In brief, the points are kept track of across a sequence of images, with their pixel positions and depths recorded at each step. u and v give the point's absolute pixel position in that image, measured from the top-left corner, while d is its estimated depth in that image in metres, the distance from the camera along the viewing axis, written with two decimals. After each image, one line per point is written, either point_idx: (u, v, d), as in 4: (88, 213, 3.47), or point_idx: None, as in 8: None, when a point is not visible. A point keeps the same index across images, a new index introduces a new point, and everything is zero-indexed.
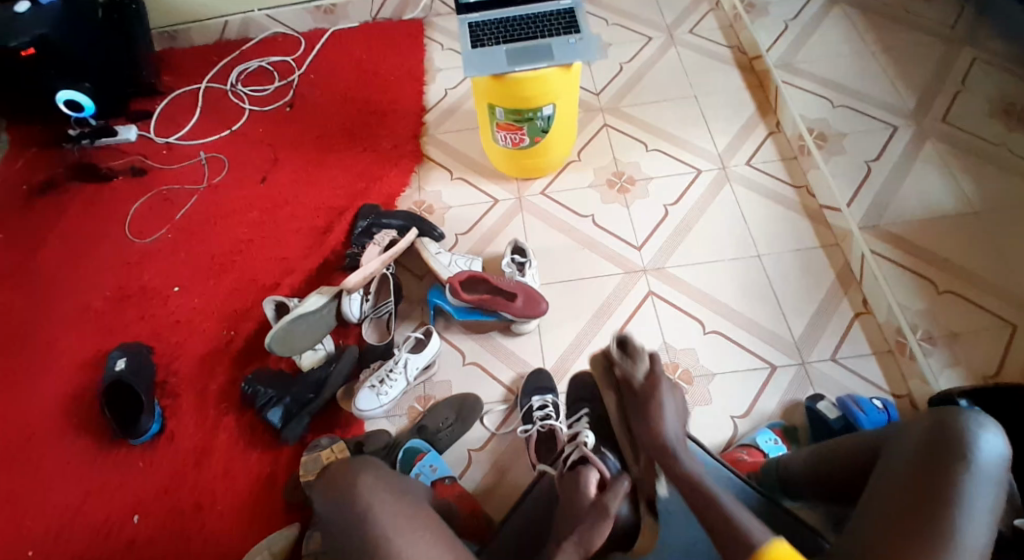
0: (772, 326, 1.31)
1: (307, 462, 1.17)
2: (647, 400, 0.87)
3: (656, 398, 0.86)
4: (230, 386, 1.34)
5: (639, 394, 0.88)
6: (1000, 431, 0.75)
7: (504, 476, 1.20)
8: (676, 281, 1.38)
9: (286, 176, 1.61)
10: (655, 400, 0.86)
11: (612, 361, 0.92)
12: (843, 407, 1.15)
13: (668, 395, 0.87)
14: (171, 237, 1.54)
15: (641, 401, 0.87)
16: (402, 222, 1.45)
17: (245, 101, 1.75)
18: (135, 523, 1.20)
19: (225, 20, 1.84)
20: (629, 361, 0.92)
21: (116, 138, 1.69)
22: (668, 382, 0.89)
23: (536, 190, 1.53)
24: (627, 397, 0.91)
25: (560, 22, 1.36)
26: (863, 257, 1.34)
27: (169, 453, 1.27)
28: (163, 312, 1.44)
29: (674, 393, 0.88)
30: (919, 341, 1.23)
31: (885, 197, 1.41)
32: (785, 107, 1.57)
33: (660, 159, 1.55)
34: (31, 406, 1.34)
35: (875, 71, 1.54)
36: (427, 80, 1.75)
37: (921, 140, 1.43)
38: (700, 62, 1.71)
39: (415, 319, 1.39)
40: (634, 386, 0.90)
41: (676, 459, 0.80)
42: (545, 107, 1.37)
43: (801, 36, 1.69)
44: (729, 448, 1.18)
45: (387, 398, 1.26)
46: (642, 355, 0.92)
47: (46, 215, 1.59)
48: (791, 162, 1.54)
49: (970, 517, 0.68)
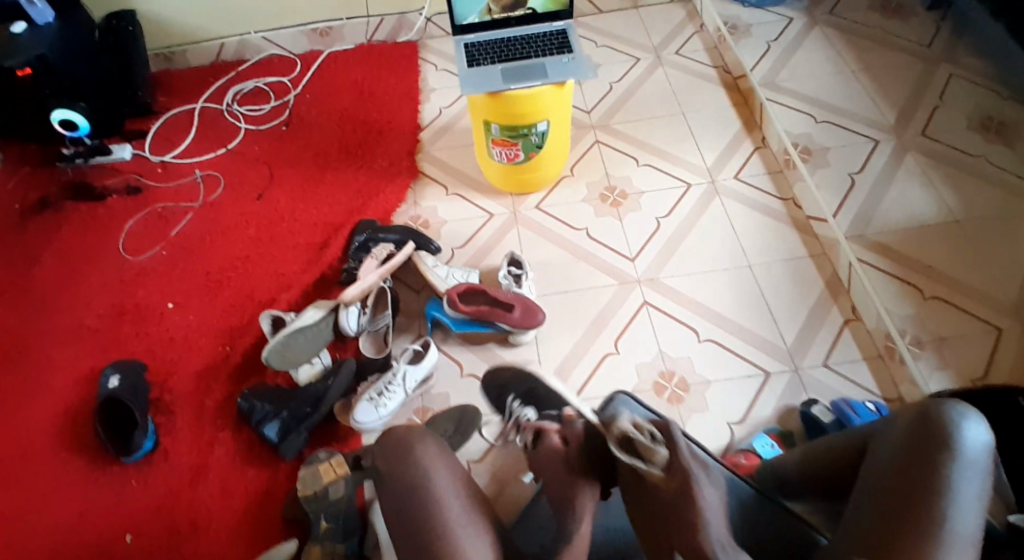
0: (765, 334, 1.33)
1: (306, 478, 1.16)
2: (683, 500, 0.73)
3: (698, 501, 0.72)
4: (227, 402, 1.33)
5: (666, 494, 0.74)
6: (983, 421, 0.75)
7: (504, 488, 1.20)
8: (671, 291, 1.40)
9: (283, 193, 1.62)
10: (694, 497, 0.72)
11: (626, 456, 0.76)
12: (837, 411, 1.17)
13: (704, 490, 0.73)
14: (167, 254, 1.54)
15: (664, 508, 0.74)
16: (399, 237, 1.46)
17: (241, 120, 1.77)
18: (128, 543, 1.18)
19: (221, 43, 1.87)
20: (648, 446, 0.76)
21: (111, 157, 1.70)
22: (703, 477, 0.74)
23: (530, 205, 1.56)
24: (651, 497, 0.76)
25: (553, 42, 1.41)
26: (850, 265, 1.37)
27: (164, 470, 1.25)
28: (159, 328, 1.43)
29: (707, 484, 0.74)
30: (908, 345, 1.26)
31: (869, 208, 1.46)
32: (770, 122, 1.62)
33: (651, 174, 1.59)
34: (22, 424, 1.32)
35: (857, 90, 1.63)
36: (422, 99, 1.79)
37: (902, 154, 1.51)
38: (688, 81, 1.77)
39: (413, 333, 1.40)
40: (664, 485, 0.74)
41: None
42: (539, 124, 1.41)
43: (784, 55, 1.76)
44: (729, 452, 1.19)
45: (386, 411, 1.25)
46: (658, 447, 0.76)
47: (41, 233, 1.58)
48: (778, 175, 1.58)
49: (958, 506, 0.69)
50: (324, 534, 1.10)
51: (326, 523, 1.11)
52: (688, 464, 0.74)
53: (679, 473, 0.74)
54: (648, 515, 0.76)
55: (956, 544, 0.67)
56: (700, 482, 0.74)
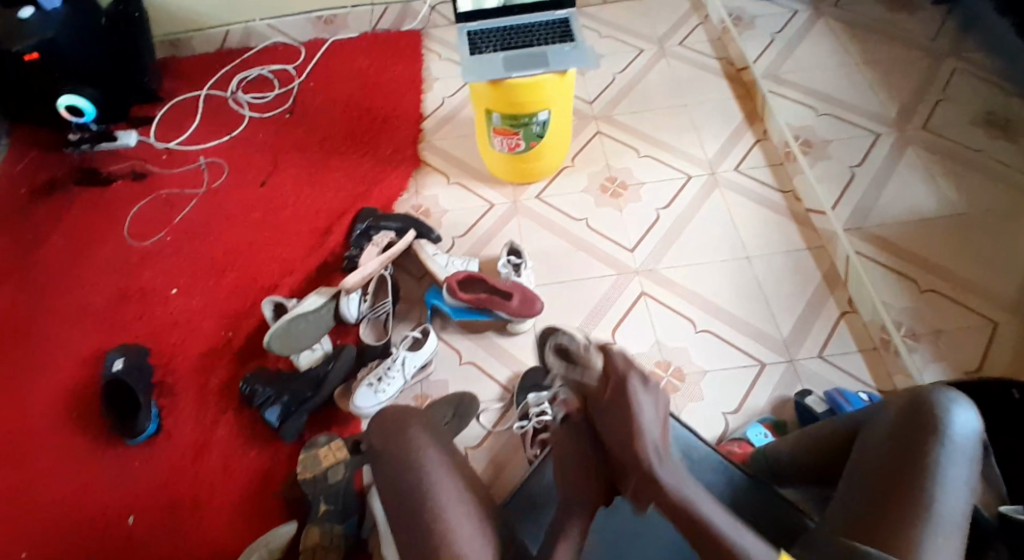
0: (762, 325, 1.34)
1: (306, 460, 1.18)
2: (622, 402, 0.81)
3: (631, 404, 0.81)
4: (228, 385, 1.35)
5: (605, 397, 0.83)
6: (972, 408, 0.76)
7: (499, 474, 1.22)
8: (668, 282, 1.41)
9: (286, 180, 1.64)
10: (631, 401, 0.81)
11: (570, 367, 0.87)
12: (831, 401, 1.18)
13: (644, 398, 0.82)
14: (171, 239, 1.56)
15: (614, 401, 0.82)
16: (399, 225, 1.48)
17: (245, 107, 1.78)
18: (131, 522, 1.21)
19: (226, 30, 1.88)
20: (582, 361, 0.87)
21: (116, 142, 1.71)
22: (638, 378, 0.83)
23: (531, 194, 1.57)
24: (592, 403, 0.84)
25: (555, 31, 1.41)
26: (848, 257, 1.37)
27: (167, 451, 1.28)
28: (162, 312, 1.45)
29: (651, 394, 0.83)
30: (903, 338, 1.27)
31: (867, 203, 1.46)
32: (772, 115, 1.61)
33: (652, 165, 1.60)
34: (28, 405, 1.34)
35: (862, 85, 1.62)
36: (426, 88, 1.79)
37: (903, 146, 1.51)
38: (691, 73, 1.77)
39: (413, 320, 1.41)
40: (601, 391, 0.84)
41: (658, 480, 0.76)
42: (540, 113, 1.41)
43: (787, 47, 1.76)
44: (723, 441, 1.20)
45: (385, 396, 1.27)
46: (590, 356, 0.87)
47: (47, 217, 1.60)
48: (778, 167, 1.57)
49: (947, 490, 0.70)
50: (322, 516, 1.13)
51: (326, 504, 1.14)
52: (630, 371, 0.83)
53: (613, 376, 0.83)
54: (596, 428, 0.85)
55: (945, 527, 0.69)
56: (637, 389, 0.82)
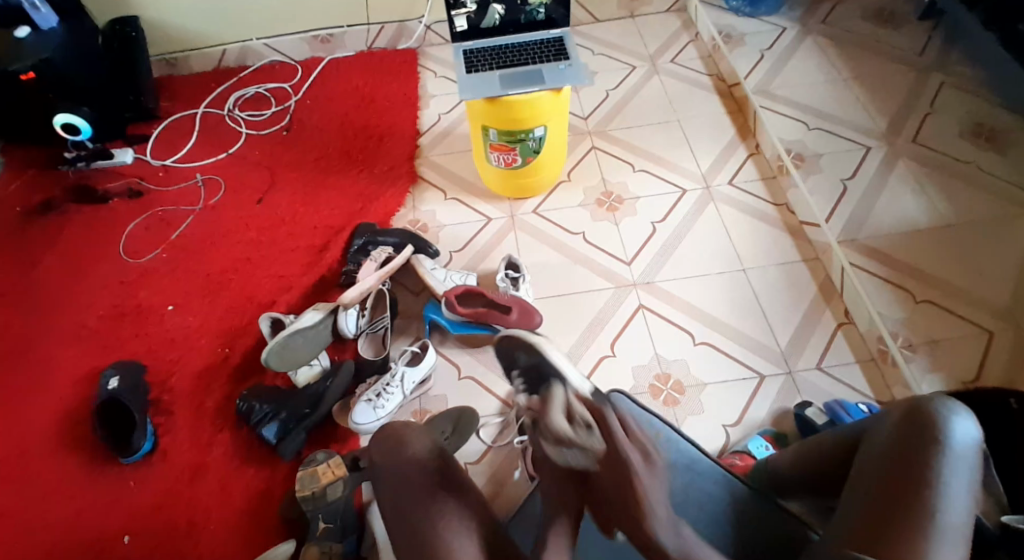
0: (759, 336, 1.35)
1: (304, 478, 1.15)
2: (626, 489, 0.80)
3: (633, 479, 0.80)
4: (226, 402, 1.34)
5: (604, 475, 0.82)
6: (972, 416, 0.76)
7: (501, 489, 1.21)
8: (666, 294, 1.42)
9: (283, 197, 1.64)
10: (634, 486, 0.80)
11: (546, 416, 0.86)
12: (831, 411, 1.19)
13: (646, 474, 0.81)
14: (167, 257, 1.55)
15: (611, 492, 0.82)
16: (397, 240, 1.49)
17: (242, 125, 1.79)
18: (126, 543, 1.19)
19: (223, 49, 1.89)
20: (584, 435, 0.84)
21: (113, 161, 1.71)
22: (639, 457, 0.82)
23: (528, 209, 1.58)
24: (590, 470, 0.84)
25: (550, 49, 1.43)
26: (843, 269, 1.39)
27: (163, 470, 1.26)
28: (159, 330, 1.44)
29: (651, 470, 0.82)
30: (900, 348, 1.28)
31: (861, 214, 1.48)
32: (763, 131, 1.64)
33: (647, 179, 1.61)
34: (22, 424, 1.33)
35: (852, 100, 1.65)
36: (422, 105, 1.81)
37: (894, 159, 1.53)
38: (684, 89, 1.80)
39: (411, 335, 1.41)
40: (602, 469, 0.83)
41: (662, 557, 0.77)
42: (537, 129, 1.43)
43: (778, 63, 1.79)
44: (724, 453, 1.20)
45: (384, 411, 1.26)
46: (591, 429, 0.84)
47: (43, 235, 1.60)
48: (772, 182, 1.60)
49: (949, 499, 0.71)
50: (322, 534, 1.11)
51: (325, 523, 1.12)
52: (624, 445, 0.82)
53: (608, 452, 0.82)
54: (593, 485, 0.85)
55: (948, 537, 0.69)
56: (634, 456, 0.81)
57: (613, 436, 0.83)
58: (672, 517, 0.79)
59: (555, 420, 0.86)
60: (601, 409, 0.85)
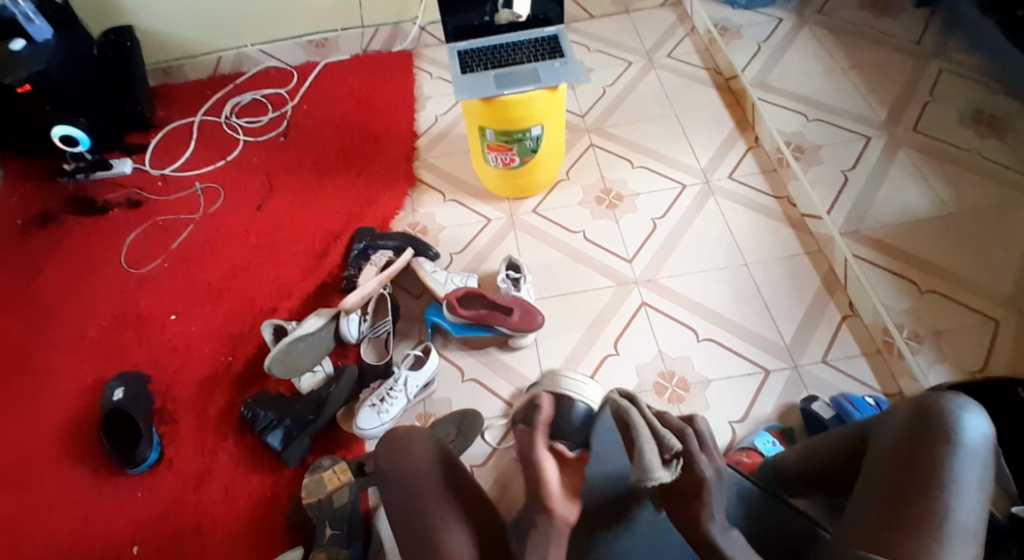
0: (763, 331, 1.34)
1: (310, 485, 1.17)
2: (694, 505, 0.81)
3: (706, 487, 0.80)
4: (230, 410, 1.34)
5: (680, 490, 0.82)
6: (982, 412, 0.76)
7: (506, 491, 1.20)
8: (668, 291, 1.41)
9: (282, 203, 1.64)
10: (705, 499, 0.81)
11: (641, 446, 0.78)
12: (837, 406, 1.18)
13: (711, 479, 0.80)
14: (167, 266, 1.55)
15: (689, 495, 0.82)
16: (397, 244, 1.48)
17: (239, 132, 1.78)
18: (133, 554, 1.19)
19: (218, 56, 1.89)
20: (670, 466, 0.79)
21: (111, 171, 1.71)
22: (713, 474, 0.81)
23: (527, 209, 1.58)
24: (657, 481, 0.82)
25: (545, 47, 1.42)
26: (846, 261, 1.38)
27: (169, 480, 1.26)
28: (160, 339, 1.44)
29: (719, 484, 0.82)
30: (906, 340, 1.27)
31: (862, 206, 1.47)
32: (762, 121, 1.63)
33: (647, 175, 1.60)
34: (27, 437, 1.33)
35: (849, 87, 1.64)
36: (418, 107, 1.80)
37: (894, 149, 1.52)
38: (681, 83, 1.78)
39: (413, 338, 1.41)
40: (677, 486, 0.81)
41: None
42: (534, 128, 1.42)
43: (775, 55, 1.78)
44: (731, 450, 1.19)
45: (388, 416, 1.26)
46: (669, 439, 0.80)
47: (43, 247, 1.59)
48: (771, 175, 1.59)
49: (961, 496, 0.69)
50: (328, 540, 1.10)
51: (332, 528, 1.12)
52: (703, 459, 0.81)
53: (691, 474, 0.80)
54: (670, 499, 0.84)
55: (961, 535, 0.68)
56: (706, 469, 0.81)
57: (699, 462, 0.81)
58: (722, 522, 0.82)
59: (648, 454, 0.79)
60: (683, 434, 0.82)
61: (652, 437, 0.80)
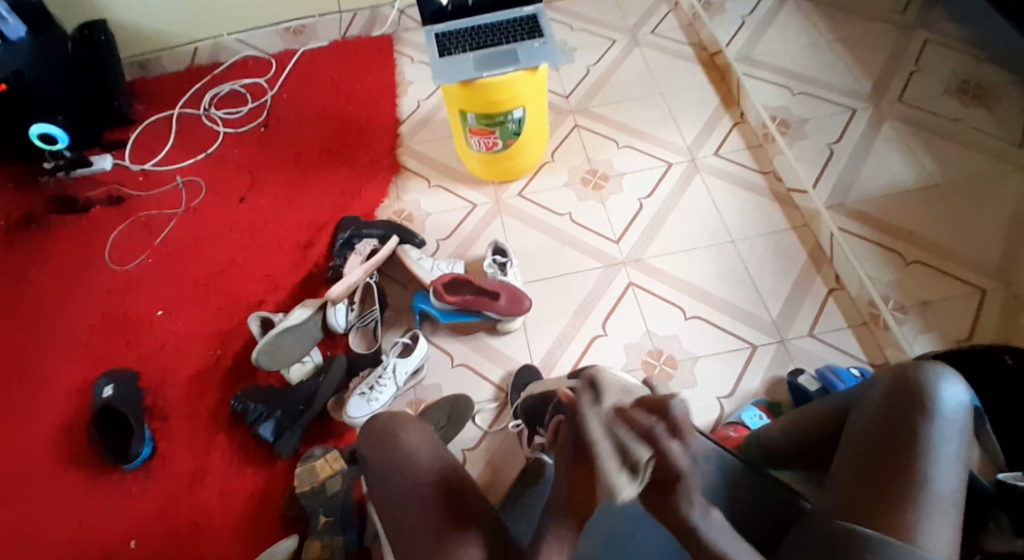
0: (750, 307, 1.34)
1: (302, 474, 1.15)
2: (671, 494, 0.72)
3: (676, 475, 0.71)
4: (220, 404, 1.34)
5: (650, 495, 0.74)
6: (961, 382, 0.76)
7: (499, 475, 1.21)
8: (655, 271, 1.41)
9: (265, 195, 1.62)
10: (679, 486, 0.71)
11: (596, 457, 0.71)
12: (823, 379, 1.19)
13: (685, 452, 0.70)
14: (153, 262, 1.55)
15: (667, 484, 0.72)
16: (382, 232, 1.47)
17: (220, 124, 1.77)
18: (131, 549, 1.20)
19: (195, 47, 1.86)
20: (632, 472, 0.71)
21: (92, 169, 1.70)
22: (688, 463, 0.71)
23: (513, 193, 1.57)
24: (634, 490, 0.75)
25: (524, 27, 1.40)
26: (832, 235, 1.38)
27: (162, 475, 1.27)
28: (148, 336, 1.44)
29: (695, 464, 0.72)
30: (892, 312, 1.27)
31: (849, 177, 1.47)
32: (747, 97, 1.62)
33: (631, 155, 1.59)
34: (19, 439, 1.33)
35: (833, 60, 1.64)
36: (400, 93, 1.79)
37: (879, 119, 1.52)
38: (664, 61, 1.76)
39: (402, 326, 1.40)
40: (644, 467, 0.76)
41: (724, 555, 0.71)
42: (515, 110, 1.41)
43: (758, 29, 1.77)
44: (719, 426, 1.20)
45: (378, 404, 1.26)
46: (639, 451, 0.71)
47: (27, 248, 1.59)
48: (758, 150, 1.58)
49: (939, 466, 0.70)
50: (323, 528, 1.12)
51: (325, 516, 1.13)
52: (676, 448, 0.70)
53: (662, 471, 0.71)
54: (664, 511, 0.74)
55: (940, 503, 0.68)
56: (682, 459, 0.70)
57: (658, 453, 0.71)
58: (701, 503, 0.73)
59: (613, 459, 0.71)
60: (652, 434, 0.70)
61: (614, 440, 0.72)
